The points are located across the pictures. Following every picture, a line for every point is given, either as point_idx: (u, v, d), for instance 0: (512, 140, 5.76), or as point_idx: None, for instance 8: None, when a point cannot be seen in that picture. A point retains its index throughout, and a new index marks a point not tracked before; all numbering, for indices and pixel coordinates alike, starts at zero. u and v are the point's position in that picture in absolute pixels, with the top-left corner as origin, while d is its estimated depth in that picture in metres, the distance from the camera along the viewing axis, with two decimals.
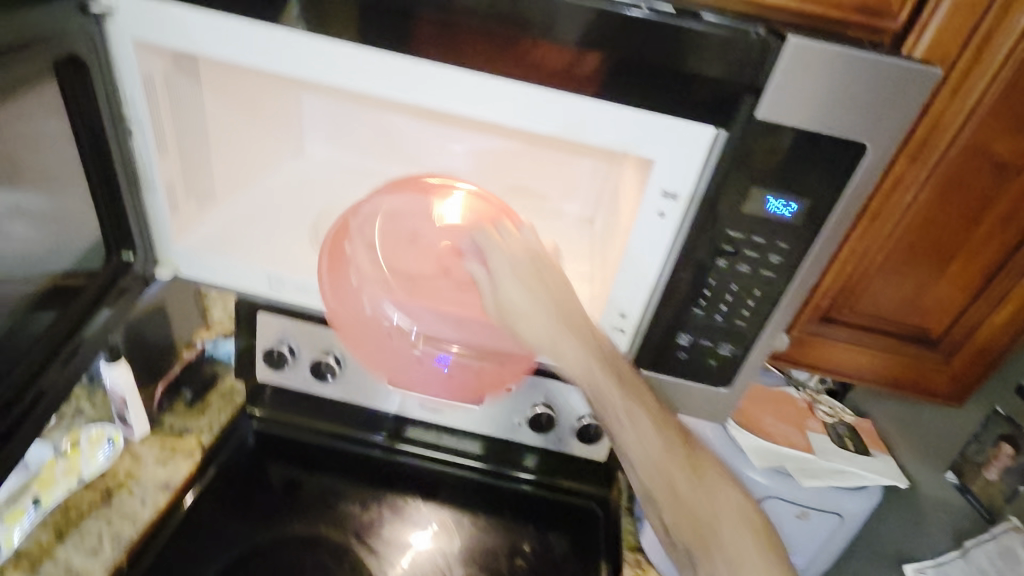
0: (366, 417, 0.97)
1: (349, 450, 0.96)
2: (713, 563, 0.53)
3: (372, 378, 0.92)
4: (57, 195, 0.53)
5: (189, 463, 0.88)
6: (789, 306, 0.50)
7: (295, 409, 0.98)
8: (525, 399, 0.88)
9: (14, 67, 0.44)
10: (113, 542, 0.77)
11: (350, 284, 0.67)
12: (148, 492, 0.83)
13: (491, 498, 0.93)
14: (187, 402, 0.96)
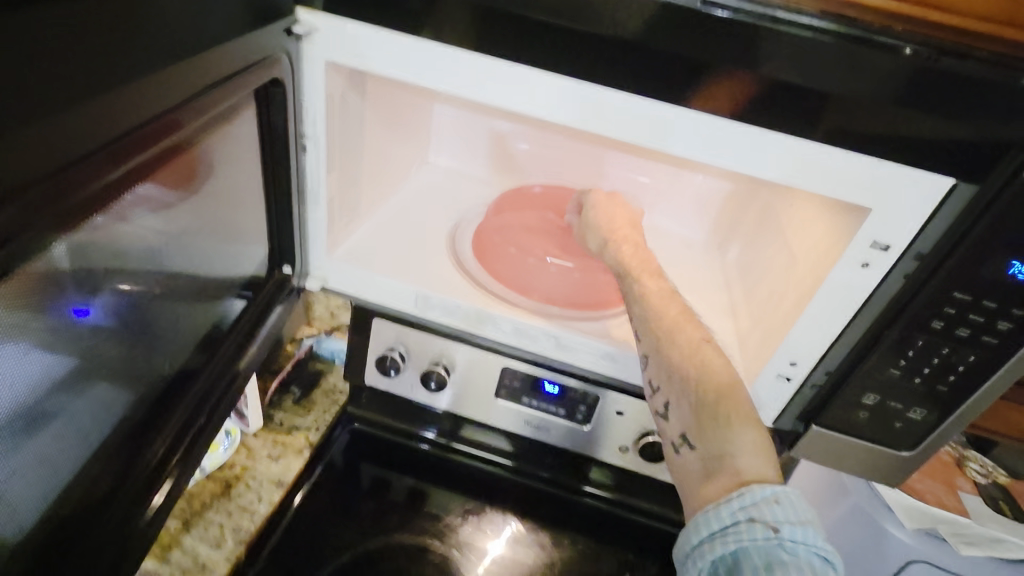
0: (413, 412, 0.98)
1: (451, 462, 0.96)
2: (702, 430, 0.49)
3: (479, 391, 0.90)
4: (240, 211, 0.56)
5: (300, 460, 0.90)
6: (1010, 375, 0.45)
7: (396, 414, 0.98)
8: (637, 425, 0.86)
9: (231, 94, 0.44)
10: (234, 536, 0.78)
11: (500, 247, 0.70)
12: (264, 488, 0.85)
13: (591, 521, 0.92)
14: (294, 399, 0.98)
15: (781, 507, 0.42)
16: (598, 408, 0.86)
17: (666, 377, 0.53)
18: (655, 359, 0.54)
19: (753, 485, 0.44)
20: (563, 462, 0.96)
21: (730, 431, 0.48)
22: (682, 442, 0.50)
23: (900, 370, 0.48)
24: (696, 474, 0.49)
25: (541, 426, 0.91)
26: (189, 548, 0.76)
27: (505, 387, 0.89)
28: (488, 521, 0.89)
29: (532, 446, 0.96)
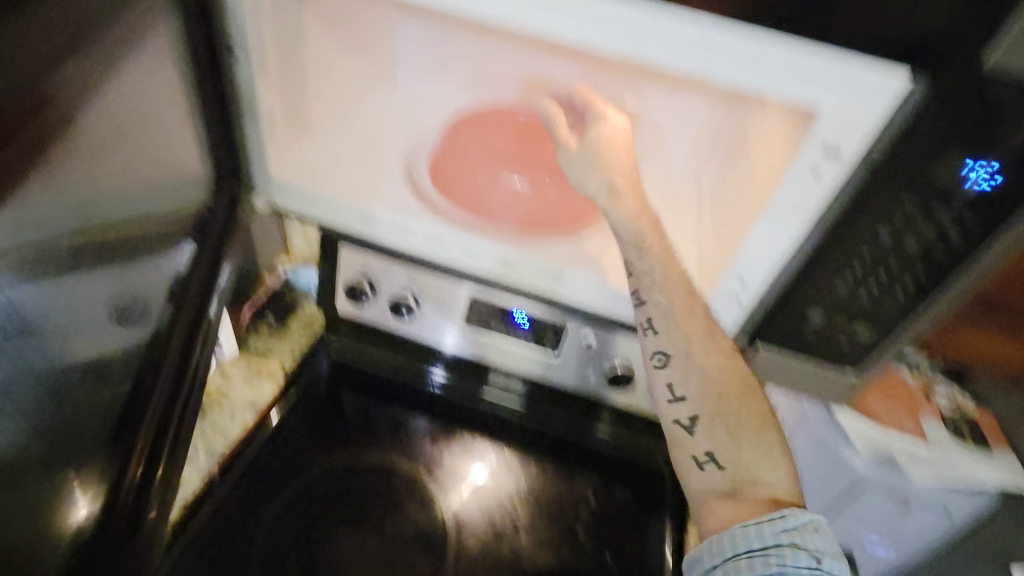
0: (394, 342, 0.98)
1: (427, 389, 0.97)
2: (735, 453, 0.49)
3: (449, 319, 0.90)
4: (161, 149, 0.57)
5: (274, 386, 0.90)
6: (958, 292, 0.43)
7: (374, 343, 0.98)
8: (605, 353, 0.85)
9: None
10: (207, 454, 0.80)
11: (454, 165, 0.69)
12: (238, 410, 0.86)
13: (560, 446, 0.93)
14: (270, 325, 0.98)
15: (821, 539, 0.45)
16: (569, 337, 0.85)
17: (697, 389, 0.51)
18: (683, 367, 0.52)
19: (793, 509, 0.46)
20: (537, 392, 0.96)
21: (764, 454, 0.49)
22: (707, 459, 0.50)
23: (845, 284, 0.46)
24: (721, 490, 0.49)
25: (513, 355, 0.91)
26: None
27: (475, 315, 0.88)
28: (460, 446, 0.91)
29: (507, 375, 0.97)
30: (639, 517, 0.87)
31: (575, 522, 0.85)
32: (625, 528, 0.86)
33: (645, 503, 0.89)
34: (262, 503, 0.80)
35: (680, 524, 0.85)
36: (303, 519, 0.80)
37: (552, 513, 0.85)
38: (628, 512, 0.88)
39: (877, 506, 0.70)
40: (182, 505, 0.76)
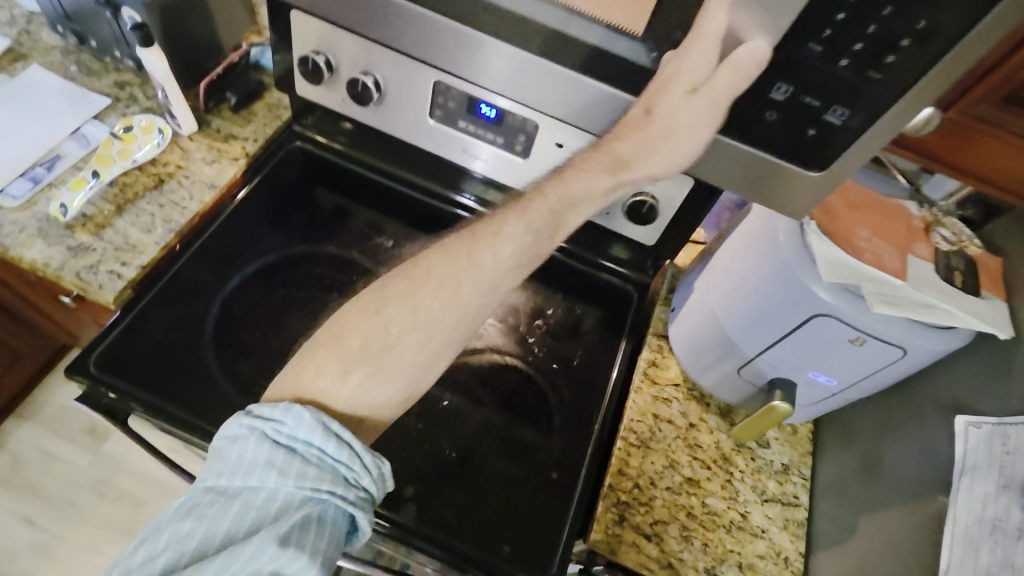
0: (388, 146, 0.94)
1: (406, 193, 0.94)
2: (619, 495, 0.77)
3: (413, 111, 0.82)
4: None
5: (235, 167, 0.88)
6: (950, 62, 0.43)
7: (370, 149, 0.94)
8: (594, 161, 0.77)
9: None
10: (166, 225, 0.81)
11: None
12: (198, 188, 0.85)
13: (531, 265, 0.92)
14: (232, 107, 0.93)
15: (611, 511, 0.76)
16: (537, 139, 0.77)
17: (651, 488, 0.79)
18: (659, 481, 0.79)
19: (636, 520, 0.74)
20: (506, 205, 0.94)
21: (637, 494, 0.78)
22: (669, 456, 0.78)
23: (823, 48, 0.47)
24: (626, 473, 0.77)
25: (478, 154, 0.83)
26: (121, 229, 0.79)
27: (440, 109, 0.80)
28: (426, 249, 0.90)
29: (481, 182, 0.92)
30: (597, 336, 0.87)
31: (529, 332, 0.85)
32: (581, 344, 0.85)
33: (605, 324, 0.88)
34: (221, 277, 0.81)
35: (634, 346, 0.85)
36: (262, 296, 0.81)
37: (507, 321, 0.85)
38: (588, 330, 0.87)
39: (828, 342, 0.63)
40: (140, 268, 0.77)
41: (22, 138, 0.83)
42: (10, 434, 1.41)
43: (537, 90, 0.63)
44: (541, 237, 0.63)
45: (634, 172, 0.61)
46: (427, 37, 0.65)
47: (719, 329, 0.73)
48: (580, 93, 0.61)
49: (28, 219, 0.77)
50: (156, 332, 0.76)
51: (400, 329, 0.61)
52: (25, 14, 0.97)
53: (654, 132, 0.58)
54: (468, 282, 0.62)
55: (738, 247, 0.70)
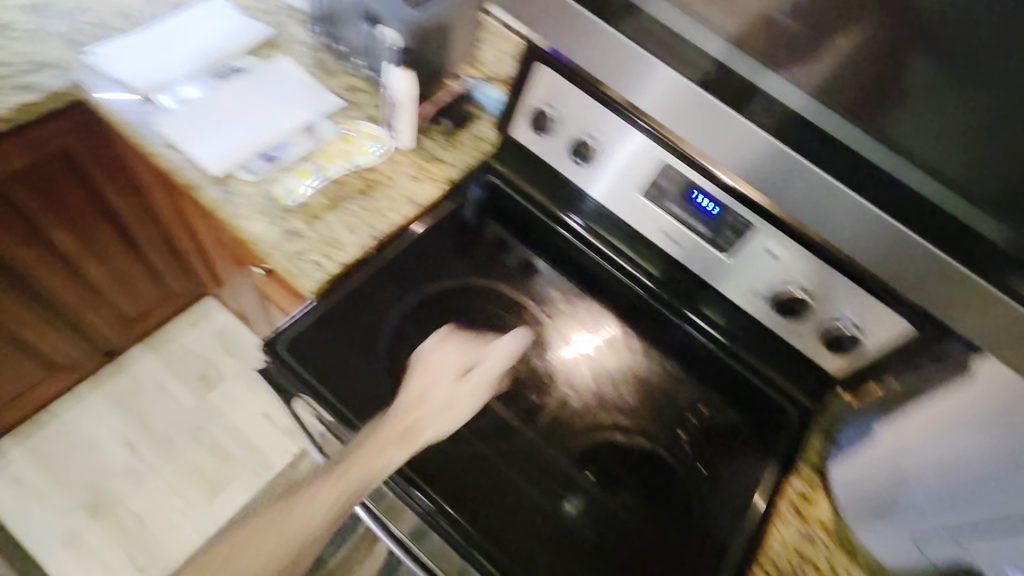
0: (562, 192, 0.95)
1: (565, 243, 0.94)
2: None
3: (624, 182, 0.83)
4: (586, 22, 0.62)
5: (436, 189, 0.92)
6: None
7: (530, 178, 0.96)
8: (804, 273, 0.75)
9: None
10: (368, 230, 0.85)
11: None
12: (400, 202, 0.89)
13: (678, 349, 0.89)
14: (444, 132, 0.97)
15: None
16: (751, 242, 0.76)
17: None
18: None
19: None
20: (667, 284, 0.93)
21: None
22: None
23: None
24: None
25: (676, 238, 0.83)
26: (330, 225, 0.83)
27: (654, 188, 0.81)
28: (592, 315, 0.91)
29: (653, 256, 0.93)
30: (747, 450, 0.83)
31: (678, 426, 0.83)
32: (730, 454, 0.82)
33: (756, 437, 0.84)
34: (403, 291, 0.84)
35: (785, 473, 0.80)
36: (436, 320, 0.85)
37: (656, 409, 0.84)
38: (738, 441, 0.83)
39: None
40: (342, 265, 0.81)
41: (267, 120, 0.89)
42: (136, 360, 1.52)
43: (694, 125, 0.61)
44: (341, 501, 0.70)
45: (426, 436, 0.72)
46: (594, 55, 0.64)
47: (902, 489, 0.70)
48: (739, 135, 0.59)
49: (255, 195, 0.83)
50: (340, 327, 0.79)
51: (263, 555, 0.68)
52: (285, 6, 1.06)
53: (431, 405, 0.74)
54: (297, 514, 0.70)
55: (949, 408, 0.66)
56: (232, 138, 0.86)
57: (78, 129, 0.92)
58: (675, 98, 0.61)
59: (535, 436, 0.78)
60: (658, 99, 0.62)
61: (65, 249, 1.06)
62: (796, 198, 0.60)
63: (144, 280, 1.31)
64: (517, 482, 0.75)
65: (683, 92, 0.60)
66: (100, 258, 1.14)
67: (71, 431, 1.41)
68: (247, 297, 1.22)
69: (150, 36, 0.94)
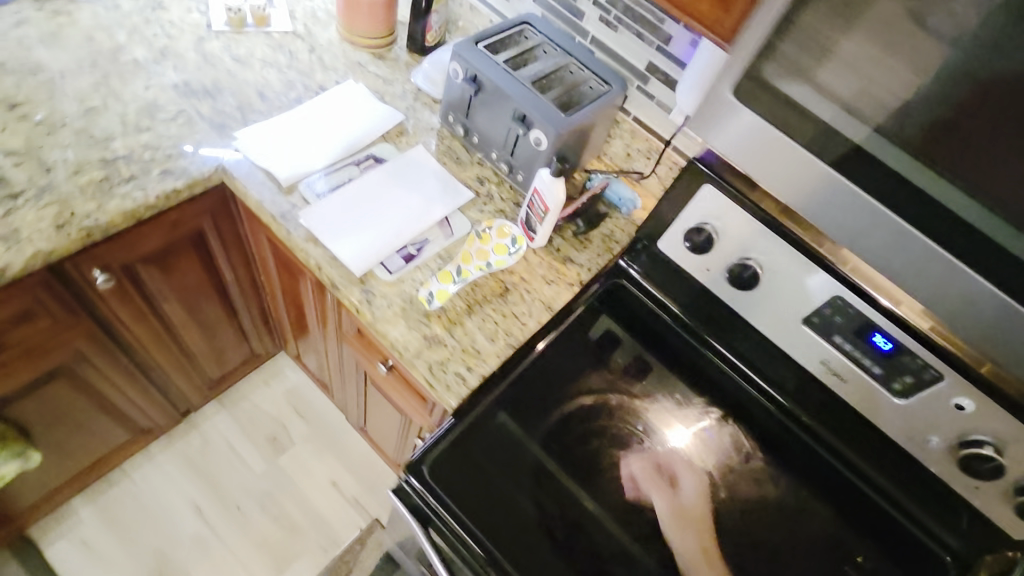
0: (696, 297, 0.88)
1: (697, 355, 0.87)
2: None
3: (785, 304, 0.78)
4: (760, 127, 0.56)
5: (570, 294, 0.87)
6: None
7: (667, 278, 0.89)
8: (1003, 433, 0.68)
9: None
10: (507, 337, 0.81)
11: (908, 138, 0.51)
12: (535, 308, 0.85)
13: (838, 495, 0.77)
14: (575, 231, 0.93)
15: None
16: (932, 391, 0.70)
17: None
18: None
19: None
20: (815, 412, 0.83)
21: None
22: None
23: None
24: None
25: (840, 373, 0.76)
26: (467, 333, 0.80)
27: (820, 318, 0.75)
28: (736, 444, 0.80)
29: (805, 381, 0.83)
30: None
31: None
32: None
33: None
34: (537, 411, 0.76)
35: None
36: (577, 442, 0.75)
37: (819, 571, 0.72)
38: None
39: None
40: (482, 378, 0.77)
41: (405, 214, 0.87)
42: (207, 418, 1.50)
43: (833, 216, 0.57)
44: None
45: None
46: (738, 143, 0.58)
47: None
48: (880, 228, 0.55)
49: (395, 295, 0.80)
50: (479, 450, 0.73)
51: None
52: (415, 92, 1.06)
53: None
54: None
55: None
56: (372, 232, 0.84)
57: (210, 210, 0.92)
58: (816, 186, 0.57)
59: None
60: (795, 186, 0.58)
61: (174, 322, 1.05)
62: (926, 289, 0.56)
63: (234, 342, 1.30)
64: None
65: (846, 194, 0.55)
66: (200, 326, 1.13)
67: (140, 492, 1.37)
68: (344, 372, 1.18)
69: (288, 120, 0.94)
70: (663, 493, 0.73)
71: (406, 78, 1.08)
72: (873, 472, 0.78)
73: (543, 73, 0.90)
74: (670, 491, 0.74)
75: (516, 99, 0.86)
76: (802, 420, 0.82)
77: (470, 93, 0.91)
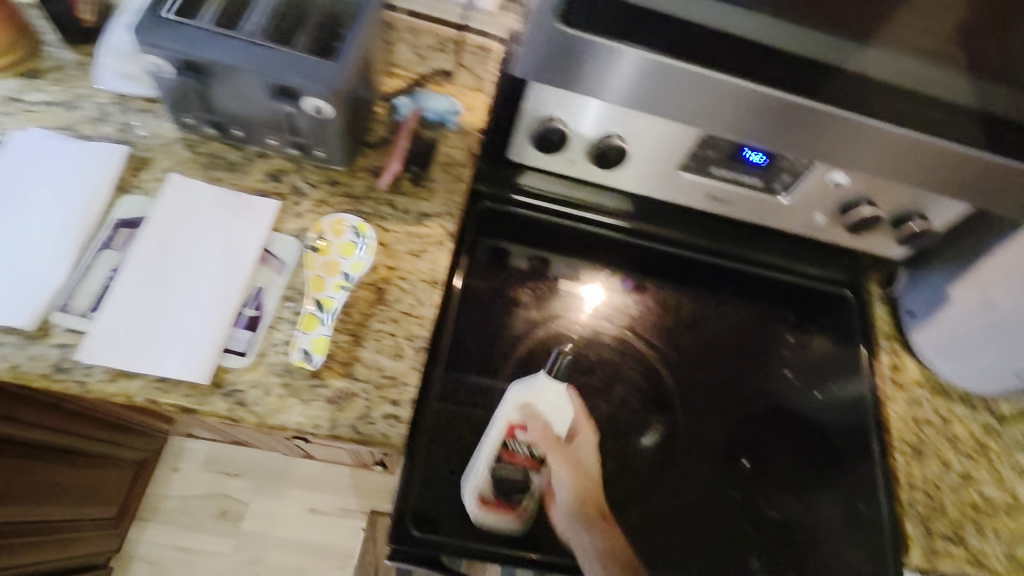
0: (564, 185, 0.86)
1: (588, 231, 0.87)
2: None
3: (664, 158, 0.73)
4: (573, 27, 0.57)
5: (446, 253, 0.78)
6: None
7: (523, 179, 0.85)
8: (880, 189, 0.73)
9: None
10: (413, 343, 0.71)
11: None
12: (421, 290, 0.75)
13: (741, 286, 0.91)
14: (413, 179, 0.81)
15: None
16: (811, 176, 0.72)
17: None
18: None
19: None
20: (704, 233, 0.89)
21: None
22: None
23: None
24: None
25: (724, 198, 0.77)
26: (370, 361, 0.69)
27: (695, 159, 0.72)
28: (661, 304, 0.86)
29: (683, 212, 0.90)
30: (836, 353, 0.89)
31: (779, 362, 0.86)
32: (824, 352, 0.89)
33: (839, 334, 0.90)
34: (484, 383, 0.74)
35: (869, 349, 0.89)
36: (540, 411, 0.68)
37: (756, 358, 0.86)
38: (821, 337, 0.91)
39: None
40: (413, 401, 0.68)
41: (215, 276, 0.68)
42: (140, 538, 1.32)
43: (695, 101, 0.61)
44: None
45: None
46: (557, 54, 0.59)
47: (987, 318, 0.77)
48: (718, 94, 0.60)
49: (267, 376, 0.66)
50: (443, 466, 0.68)
51: None
52: (116, 100, 0.77)
53: None
54: None
55: (1004, 259, 0.75)
56: (189, 319, 0.65)
57: None
58: (778, 116, 0.62)
59: (683, 443, 0.76)
60: (656, 90, 0.61)
61: (5, 518, 0.84)
62: (773, 134, 0.64)
63: (99, 472, 1.09)
64: (692, 497, 0.74)
65: (687, 75, 0.59)
66: (43, 497, 0.92)
67: None
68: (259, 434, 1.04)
69: None
70: (564, 455, 0.67)
71: (92, 87, 0.77)
72: (758, 257, 0.90)
73: (273, 10, 0.69)
74: (566, 451, 0.67)
75: (262, 69, 0.64)
76: (698, 245, 0.89)
77: (196, 83, 0.67)
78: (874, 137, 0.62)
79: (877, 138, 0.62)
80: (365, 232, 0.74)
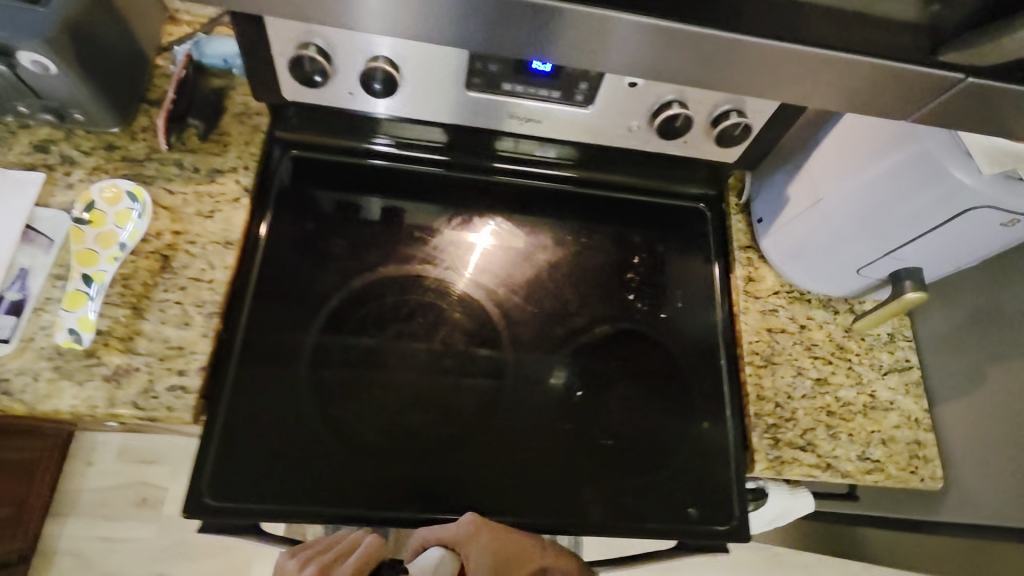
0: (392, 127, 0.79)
1: (422, 172, 0.82)
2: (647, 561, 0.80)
3: (445, 78, 0.66)
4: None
5: (241, 210, 0.72)
6: None
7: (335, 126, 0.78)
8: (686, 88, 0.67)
9: None
10: (202, 310, 0.67)
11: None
12: (210, 253, 0.70)
13: (588, 212, 0.86)
14: (200, 135, 0.74)
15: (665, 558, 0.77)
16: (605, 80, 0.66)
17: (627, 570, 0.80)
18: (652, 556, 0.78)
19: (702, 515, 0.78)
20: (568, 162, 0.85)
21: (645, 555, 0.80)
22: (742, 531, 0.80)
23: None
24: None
25: (528, 116, 0.71)
26: (153, 333, 0.65)
27: (480, 77, 0.66)
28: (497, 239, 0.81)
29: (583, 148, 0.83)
30: (688, 270, 0.85)
31: (625, 287, 0.82)
32: (681, 270, 0.85)
33: (695, 249, 0.87)
34: (292, 344, 0.70)
35: (724, 262, 0.86)
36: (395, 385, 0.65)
37: (601, 286, 0.82)
38: (677, 256, 0.86)
39: (976, 229, 0.62)
40: (201, 370, 0.65)
41: None
42: (59, 534, 1.32)
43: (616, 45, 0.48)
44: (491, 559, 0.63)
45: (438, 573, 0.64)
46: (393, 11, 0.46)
47: (822, 215, 0.72)
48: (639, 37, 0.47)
49: (34, 361, 0.62)
50: (243, 433, 0.66)
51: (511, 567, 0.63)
52: None
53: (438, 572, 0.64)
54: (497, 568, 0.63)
55: (832, 150, 0.69)
56: None
57: None
58: (698, 55, 0.49)
59: (513, 381, 0.73)
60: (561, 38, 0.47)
61: None
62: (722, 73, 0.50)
63: None
64: (521, 435, 0.71)
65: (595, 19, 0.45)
66: None
67: None
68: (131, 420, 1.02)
69: None
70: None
71: None
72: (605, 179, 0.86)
73: None
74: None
75: None
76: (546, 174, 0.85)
77: None
78: (797, 61, 0.49)
79: (814, 64, 0.49)
80: (143, 197, 0.69)
